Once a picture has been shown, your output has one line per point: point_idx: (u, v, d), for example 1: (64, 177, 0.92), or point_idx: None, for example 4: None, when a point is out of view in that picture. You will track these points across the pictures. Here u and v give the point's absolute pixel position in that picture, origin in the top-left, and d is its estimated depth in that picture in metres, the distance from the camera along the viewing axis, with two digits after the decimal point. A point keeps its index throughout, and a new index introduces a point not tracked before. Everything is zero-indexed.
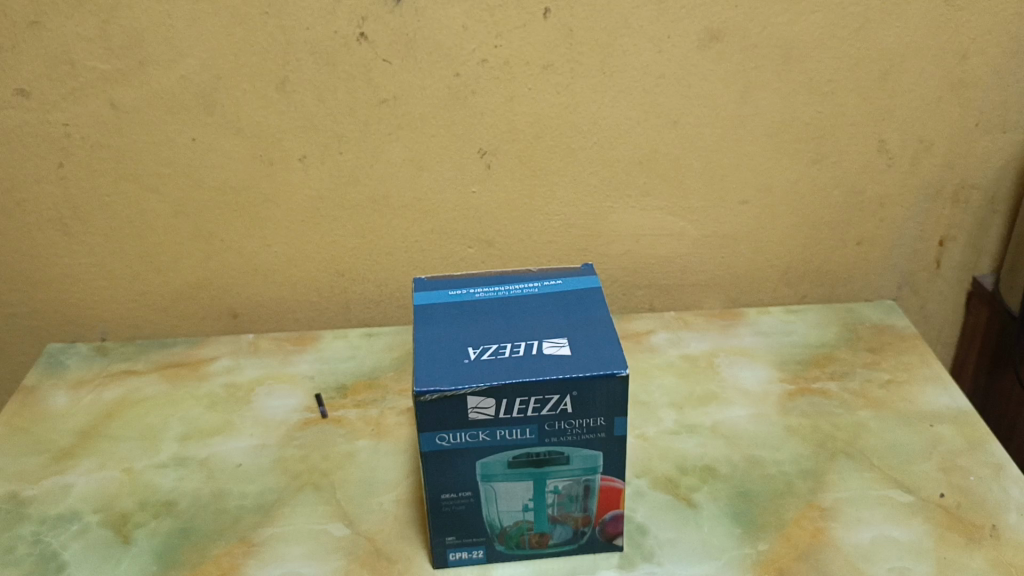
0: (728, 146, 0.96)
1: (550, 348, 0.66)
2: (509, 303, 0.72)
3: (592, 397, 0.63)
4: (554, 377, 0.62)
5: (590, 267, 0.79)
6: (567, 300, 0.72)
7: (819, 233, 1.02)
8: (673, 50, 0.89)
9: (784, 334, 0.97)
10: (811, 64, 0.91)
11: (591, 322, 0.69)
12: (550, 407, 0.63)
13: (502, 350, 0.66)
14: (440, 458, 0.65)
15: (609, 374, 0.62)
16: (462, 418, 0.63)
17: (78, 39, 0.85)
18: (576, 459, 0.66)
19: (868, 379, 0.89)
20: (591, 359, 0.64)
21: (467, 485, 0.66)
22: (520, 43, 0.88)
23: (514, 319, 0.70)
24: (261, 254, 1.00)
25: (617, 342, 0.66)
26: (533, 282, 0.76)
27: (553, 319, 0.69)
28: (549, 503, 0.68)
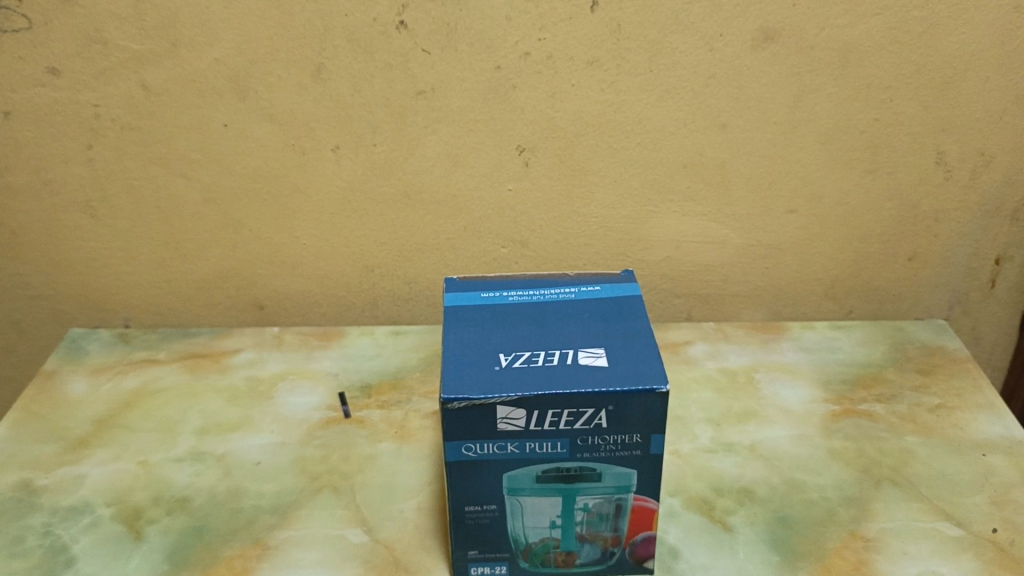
0: (778, 152, 0.91)
1: (586, 358, 0.62)
2: (544, 309, 0.69)
3: (628, 412, 0.59)
4: (589, 391, 0.58)
5: (629, 273, 0.76)
6: (605, 308, 0.69)
7: (868, 246, 0.98)
8: (725, 49, 0.85)
9: (829, 351, 0.92)
10: (869, 69, 0.86)
11: (629, 333, 0.65)
12: (583, 421, 0.60)
13: (535, 358, 0.62)
14: (464, 469, 0.62)
15: (648, 390, 0.58)
16: (490, 429, 0.60)
17: (110, 17, 0.83)
18: (608, 476, 0.62)
19: (916, 403, 0.84)
20: (629, 372, 0.60)
21: (493, 498, 0.63)
22: (566, 37, 0.84)
23: (549, 326, 0.67)
24: (290, 245, 0.97)
25: (657, 355, 0.62)
26: (570, 287, 0.72)
27: (590, 328, 0.66)
28: (578, 520, 0.64)
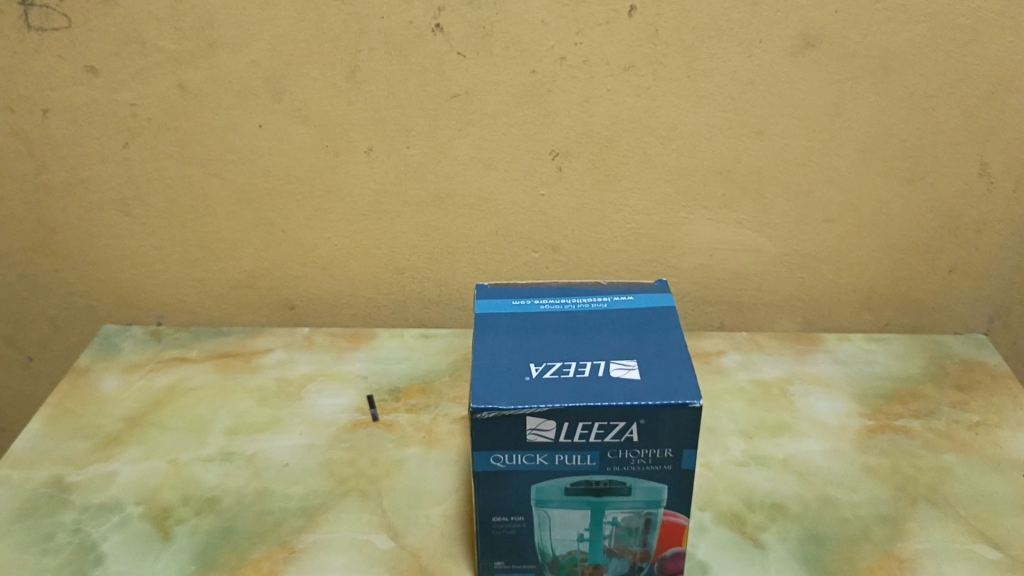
0: (816, 159, 0.90)
1: (618, 370, 0.61)
2: (576, 319, 0.68)
3: (660, 426, 0.58)
4: (620, 404, 0.57)
5: (663, 283, 0.75)
6: (638, 319, 0.68)
7: (907, 257, 0.96)
8: (764, 56, 0.84)
9: (865, 364, 0.91)
10: (911, 77, 0.85)
11: (663, 345, 0.64)
12: (614, 434, 0.59)
13: (566, 369, 0.62)
14: (491, 479, 0.61)
15: (680, 405, 0.57)
16: (519, 440, 0.59)
17: (148, 18, 0.84)
18: (638, 490, 0.61)
19: (954, 419, 0.83)
20: (662, 386, 0.59)
21: (520, 509, 0.63)
22: (602, 42, 0.84)
23: (578, 337, 0.66)
24: (321, 246, 0.97)
25: (691, 369, 0.61)
26: (602, 296, 0.72)
27: (623, 339, 0.65)
28: (606, 534, 0.63)
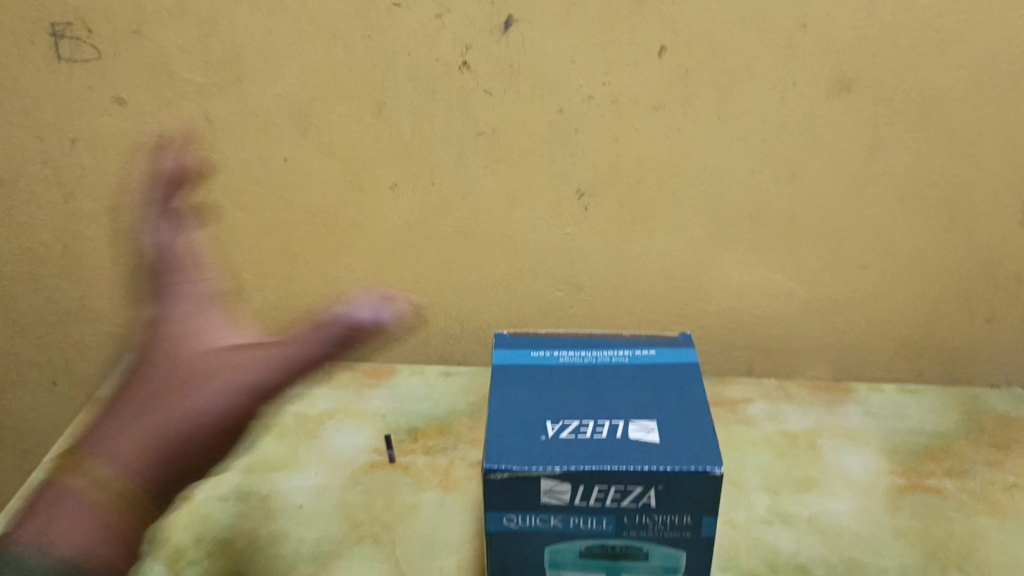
0: (851, 205, 0.87)
1: (637, 432, 0.59)
2: (596, 373, 0.67)
3: (679, 492, 0.56)
4: (639, 469, 0.55)
5: (687, 335, 0.73)
6: (660, 376, 0.66)
7: (944, 306, 0.93)
8: (799, 99, 0.82)
9: (897, 417, 0.88)
10: (951, 123, 0.82)
11: (684, 405, 0.62)
12: (631, 499, 0.57)
13: (583, 429, 0.60)
14: (503, 539, 0.60)
15: (703, 471, 0.55)
16: (532, 500, 0.57)
17: (177, 51, 0.84)
18: (655, 556, 0.60)
19: (990, 480, 0.79)
20: (682, 451, 0.57)
21: (534, 569, 0.61)
22: (631, 81, 0.82)
23: (600, 394, 0.64)
24: (343, 279, 0.96)
25: (714, 432, 0.59)
26: (623, 349, 0.70)
27: (643, 397, 0.63)
28: None
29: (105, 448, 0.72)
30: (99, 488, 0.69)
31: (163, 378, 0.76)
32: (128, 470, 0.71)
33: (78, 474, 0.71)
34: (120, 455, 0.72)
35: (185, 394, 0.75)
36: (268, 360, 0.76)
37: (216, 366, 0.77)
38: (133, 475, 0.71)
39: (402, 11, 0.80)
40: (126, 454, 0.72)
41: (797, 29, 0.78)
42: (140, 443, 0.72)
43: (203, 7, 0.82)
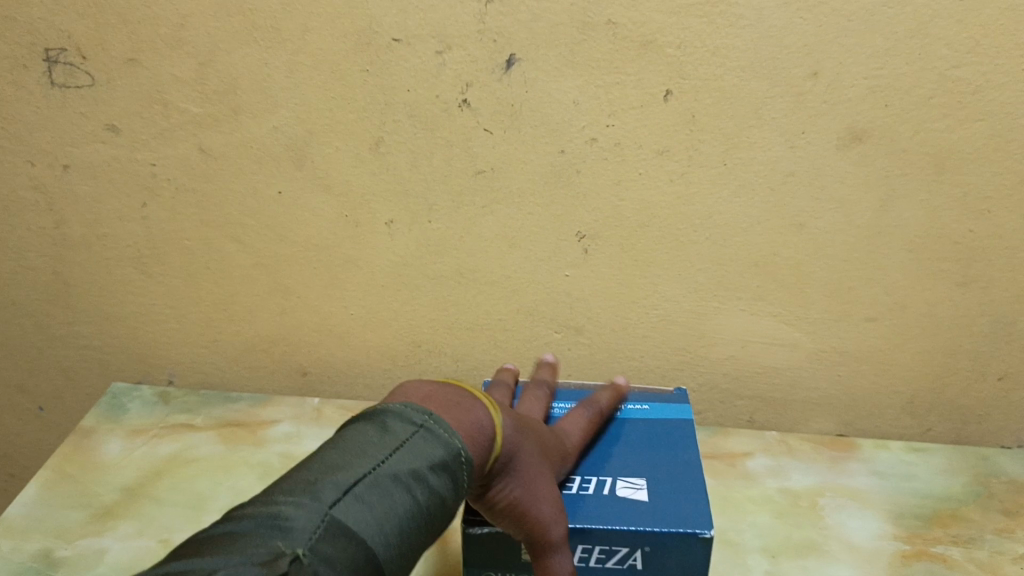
0: (860, 257, 0.85)
1: (625, 490, 0.61)
2: (590, 429, 0.69)
3: (666, 555, 0.56)
4: (622, 528, 0.55)
5: (683, 394, 0.76)
6: (652, 433, 0.68)
7: (956, 362, 0.89)
8: (808, 147, 0.79)
9: (904, 478, 0.85)
10: (966, 176, 0.79)
11: (675, 463, 0.64)
12: (616, 560, 0.57)
13: (568, 484, 0.61)
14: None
15: (689, 533, 0.55)
16: (515, 558, 0.58)
17: (173, 80, 0.82)
18: None
19: (1000, 550, 0.76)
20: (670, 511, 0.57)
21: None
22: (636, 125, 0.80)
23: (599, 452, 0.66)
24: (337, 314, 0.94)
25: (705, 495, 0.59)
26: (618, 406, 0.73)
27: (634, 455, 0.65)
28: None
29: (461, 411, 0.51)
30: (443, 435, 0.48)
31: (512, 420, 0.57)
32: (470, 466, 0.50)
33: (398, 414, 0.49)
34: (480, 438, 0.51)
35: (515, 456, 0.55)
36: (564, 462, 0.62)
37: (542, 454, 0.58)
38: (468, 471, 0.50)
39: (402, 46, 0.78)
40: (480, 444, 0.51)
41: (807, 77, 0.76)
42: (482, 462, 0.51)
43: (200, 38, 0.80)
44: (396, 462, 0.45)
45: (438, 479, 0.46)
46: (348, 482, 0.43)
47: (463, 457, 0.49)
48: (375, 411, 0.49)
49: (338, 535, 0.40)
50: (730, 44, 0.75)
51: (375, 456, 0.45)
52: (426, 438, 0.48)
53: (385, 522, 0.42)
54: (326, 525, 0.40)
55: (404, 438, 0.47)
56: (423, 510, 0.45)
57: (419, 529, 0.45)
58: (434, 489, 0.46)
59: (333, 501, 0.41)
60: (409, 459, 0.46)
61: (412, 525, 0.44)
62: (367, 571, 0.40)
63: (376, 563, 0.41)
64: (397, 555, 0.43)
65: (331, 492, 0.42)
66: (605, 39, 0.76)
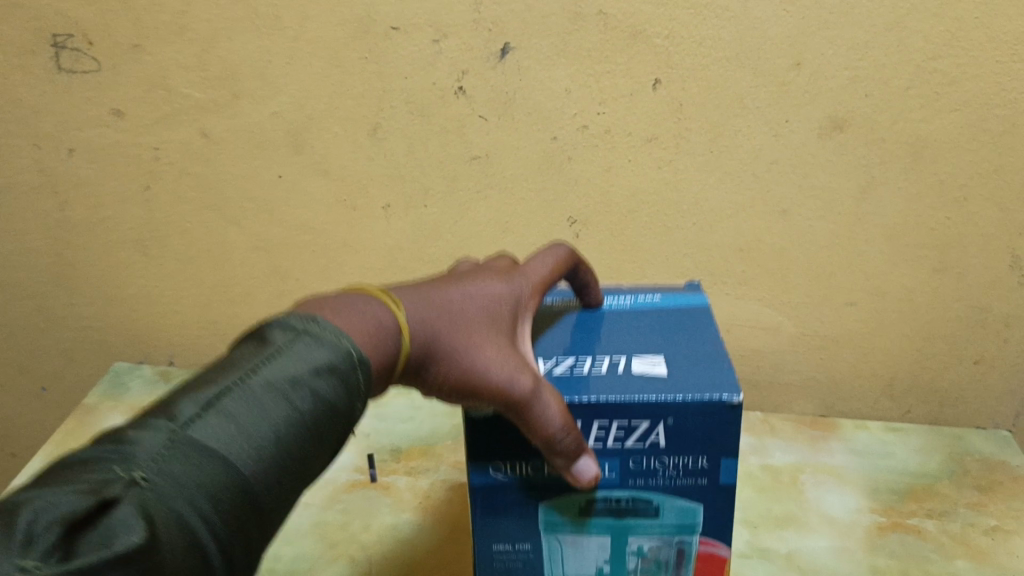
0: (840, 244, 0.87)
1: (640, 366, 0.55)
2: (597, 319, 0.63)
3: (690, 428, 0.51)
4: (641, 397, 0.50)
5: (694, 284, 0.70)
6: (664, 318, 0.62)
7: (933, 346, 0.93)
8: (791, 135, 0.82)
9: (882, 456, 0.88)
10: (943, 166, 0.82)
11: (693, 343, 0.57)
12: (636, 437, 0.51)
13: (577, 364, 0.56)
14: (491, 495, 0.54)
15: (716, 398, 0.50)
16: (527, 447, 0.52)
17: (176, 67, 0.85)
18: (668, 512, 0.54)
19: (971, 523, 0.79)
20: (692, 381, 0.52)
21: (526, 536, 0.56)
22: (625, 113, 0.83)
23: (610, 331, 0.61)
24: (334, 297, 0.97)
25: (727, 361, 0.54)
26: (626, 295, 0.67)
27: (648, 337, 0.59)
28: (631, 568, 0.57)
29: (352, 313, 0.46)
30: (328, 339, 0.43)
31: (427, 300, 0.52)
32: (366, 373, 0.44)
33: (281, 322, 0.43)
34: (377, 339, 0.46)
35: (440, 340, 0.50)
36: (524, 323, 0.56)
37: (478, 329, 0.52)
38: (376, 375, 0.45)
39: (400, 35, 0.81)
40: (380, 345, 0.46)
41: (790, 67, 0.79)
42: (392, 361, 0.47)
43: (203, 25, 0.82)
44: (271, 370, 0.40)
45: (312, 394, 0.40)
46: (209, 396, 0.38)
47: (359, 361, 0.44)
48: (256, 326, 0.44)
49: (199, 448, 0.36)
50: (716, 35, 0.78)
51: (249, 365, 0.40)
52: (311, 345, 0.42)
53: (254, 445, 0.37)
54: (179, 441, 0.35)
55: (286, 344, 0.41)
56: (312, 421, 0.40)
57: (307, 444, 0.40)
58: (322, 400, 0.41)
59: (188, 418, 0.36)
60: (282, 369, 0.40)
61: (292, 438, 0.39)
62: (234, 487, 0.36)
63: (244, 479, 0.36)
64: (275, 472, 0.38)
65: (191, 407, 0.37)
66: (595, 29, 0.79)
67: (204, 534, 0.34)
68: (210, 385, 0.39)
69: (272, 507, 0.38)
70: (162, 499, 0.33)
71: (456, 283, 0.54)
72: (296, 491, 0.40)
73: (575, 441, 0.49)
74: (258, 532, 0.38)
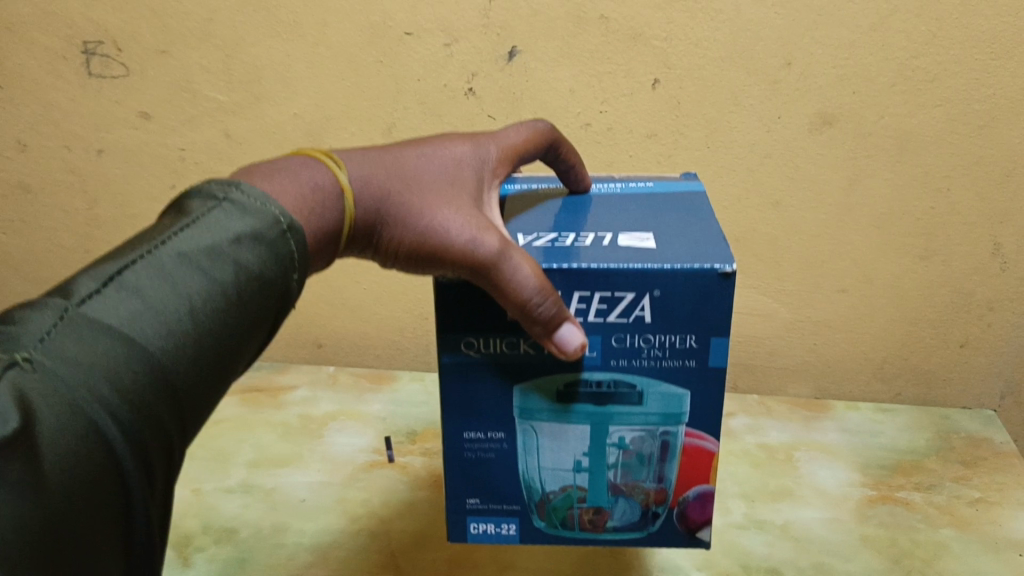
0: (831, 233, 0.92)
1: (628, 240, 0.54)
2: (583, 203, 0.63)
3: (677, 301, 0.50)
4: (628, 265, 0.49)
5: (692, 178, 0.71)
6: (654, 203, 0.62)
7: (921, 330, 0.97)
8: (783, 131, 0.87)
9: (872, 434, 0.93)
10: (927, 158, 0.87)
11: (686, 223, 0.56)
12: (620, 311, 0.50)
13: (559, 239, 0.55)
14: (464, 373, 0.53)
15: (707, 268, 0.49)
16: (500, 317, 0.52)
17: (201, 70, 0.90)
18: (652, 399, 0.53)
19: (956, 495, 0.84)
20: (681, 253, 0.51)
21: (500, 425, 0.55)
22: (626, 111, 0.88)
23: (600, 213, 0.60)
24: (349, 288, 1.01)
25: (724, 239, 0.53)
26: (616, 186, 0.67)
27: (636, 218, 0.58)
28: (611, 464, 0.55)
29: (289, 176, 0.49)
30: (252, 207, 0.44)
31: (376, 162, 0.54)
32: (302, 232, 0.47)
33: (199, 195, 0.45)
34: (313, 200, 0.49)
35: (388, 201, 0.53)
36: (487, 188, 0.58)
37: (432, 194, 0.54)
38: (313, 233, 0.48)
39: (414, 39, 0.86)
40: (315, 205, 0.49)
41: (782, 67, 0.84)
42: (332, 220, 0.50)
43: (227, 31, 0.87)
44: (179, 241, 0.41)
45: (229, 263, 0.42)
46: (110, 273, 0.39)
47: (284, 225, 0.45)
48: (178, 197, 0.46)
49: (90, 325, 0.37)
50: (711, 37, 0.83)
51: (157, 240, 0.41)
52: (225, 212, 0.44)
53: (153, 316, 0.38)
54: (69, 319, 0.36)
55: (198, 217, 0.43)
56: (226, 289, 0.41)
57: (221, 309, 0.41)
58: (235, 266, 0.42)
59: (87, 293, 0.38)
60: (194, 242, 0.41)
61: (203, 307, 0.40)
62: (136, 353, 0.37)
63: (147, 346, 0.37)
64: (185, 339, 0.39)
65: (89, 284, 0.38)
66: (598, 32, 0.84)
67: (102, 399, 0.35)
68: (113, 262, 0.40)
69: (188, 374, 0.39)
70: (47, 381, 0.34)
71: (416, 148, 0.58)
72: (219, 357, 0.41)
73: (555, 306, 0.48)
74: (176, 399, 0.39)
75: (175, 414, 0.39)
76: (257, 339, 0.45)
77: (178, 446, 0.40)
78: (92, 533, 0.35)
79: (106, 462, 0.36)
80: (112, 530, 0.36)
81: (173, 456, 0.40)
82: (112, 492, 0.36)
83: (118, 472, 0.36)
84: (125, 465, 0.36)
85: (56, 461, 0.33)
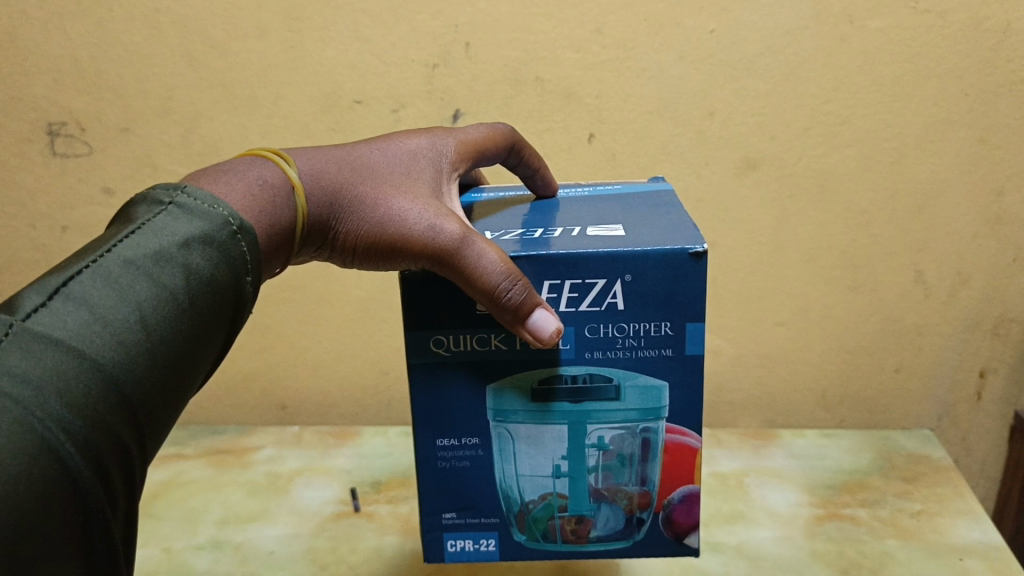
0: (765, 270, 0.98)
1: (597, 231, 0.58)
2: (550, 205, 0.68)
3: (648, 285, 0.54)
4: (601, 251, 0.53)
5: (658, 181, 0.77)
6: (619, 201, 0.67)
7: (857, 358, 1.03)
8: (711, 176, 0.93)
9: (817, 458, 0.98)
10: (846, 195, 0.94)
11: (652, 216, 0.61)
12: (593, 299, 0.55)
13: (529, 233, 0.59)
14: (433, 386, 0.58)
15: (676, 250, 0.53)
16: (469, 313, 0.56)
17: (162, 146, 0.95)
18: (630, 394, 0.57)
19: (899, 508, 0.88)
20: (653, 238, 0.55)
21: (474, 431, 0.59)
22: (565, 164, 0.94)
23: (567, 213, 0.65)
24: (312, 348, 1.05)
25: (693, 226, 0.58)
26: (582, 191, 0.73)
27: (603, 214, 0.63)
28: (591, 468, 0.59)
29: (236, 176, 0.56)
30: (198, 209, 0.50)
31: (332, 163, 0.62)
32: (253, 220, 0.54)
33: (144, 202, 0.50)
34: (263, 194, 0.56)
35: (339, 193, 0.61)
36: (444, 180, 0.65)
37: (384, 186, 0.62)
38: (269, 224, 0.55)
39: (363, 107, 0.92)
40: (267, 199, 0.56)
41: (705, 117, 0.91)
42: (283, 211, 0.57)
43: (186, 107, 0.93)
44: (128, 249, 0.46)
45: (174, 266, 0.46)
46: (56, 285, 0.42)
47: (234, 226, 0.51)
48: (126, 204, 0.51)
49: (38, 333, 0.39)
50: (639, 92, 0.90)
51: (103, 249, 0.46)
52: (172, 216, 0.49)
53: (105, 320, 0.42)
54: (17, 329, 0.39)
55: (142, 224, 0.48)
56: (176, 291, 0.46)
57: (168, 310, 0.45)
58: (181, 268, 0.47)
59: (34, 306, 0.40)
60: (139, 247, 0.46)
61: (156, 308, 0.44)
62: (87, 360, 0.40)
63: (97, 350, 0.40)
64: (133, 342, 0.42)
65: (34, 297, 0.41)
66: (534, 93, 0.90)
67: (54, 416, 0.37)
68: (58, 274, 0.43)
69: (139, 378, 0.42)
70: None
71: (372, 148, 0.65)
72: (169, 360, 0.45)
73: (523, 292, 0.52)
74: (130, 404, 0.42)
75: (129, 420, 0.42)
76: (208, 341, 0.49)
77: (136, 455, 0.43)
78: (47, 539, 0.37)
79: (61, 478, 0.37)
80: (65, 547, 0.38)
81: (132, 466, 0.43)
82: (66, 507, 0.38)
83: (72, 479, 0.38)
84: (79, 477, 0.38)
85: (7, 480, 0.35)
